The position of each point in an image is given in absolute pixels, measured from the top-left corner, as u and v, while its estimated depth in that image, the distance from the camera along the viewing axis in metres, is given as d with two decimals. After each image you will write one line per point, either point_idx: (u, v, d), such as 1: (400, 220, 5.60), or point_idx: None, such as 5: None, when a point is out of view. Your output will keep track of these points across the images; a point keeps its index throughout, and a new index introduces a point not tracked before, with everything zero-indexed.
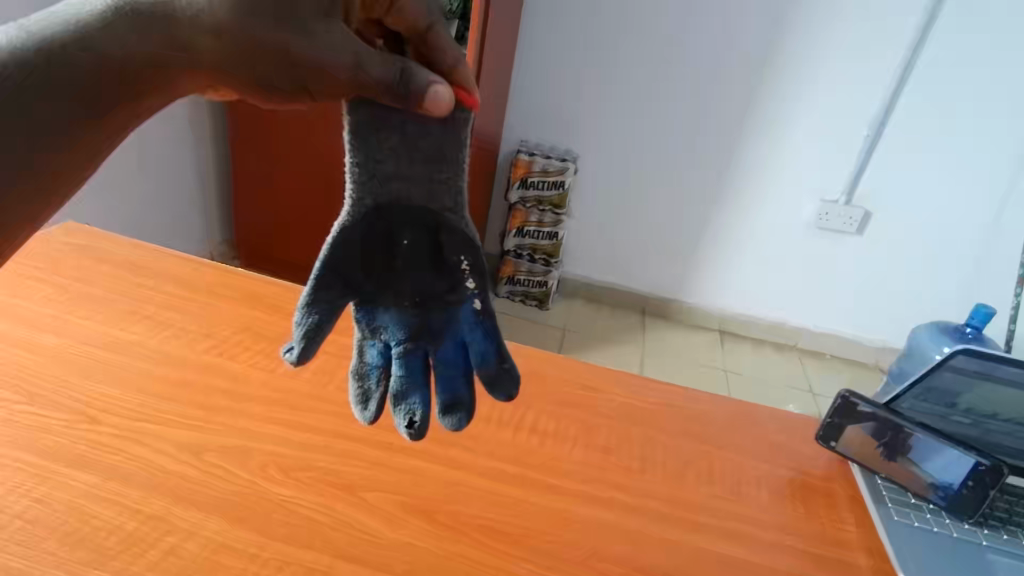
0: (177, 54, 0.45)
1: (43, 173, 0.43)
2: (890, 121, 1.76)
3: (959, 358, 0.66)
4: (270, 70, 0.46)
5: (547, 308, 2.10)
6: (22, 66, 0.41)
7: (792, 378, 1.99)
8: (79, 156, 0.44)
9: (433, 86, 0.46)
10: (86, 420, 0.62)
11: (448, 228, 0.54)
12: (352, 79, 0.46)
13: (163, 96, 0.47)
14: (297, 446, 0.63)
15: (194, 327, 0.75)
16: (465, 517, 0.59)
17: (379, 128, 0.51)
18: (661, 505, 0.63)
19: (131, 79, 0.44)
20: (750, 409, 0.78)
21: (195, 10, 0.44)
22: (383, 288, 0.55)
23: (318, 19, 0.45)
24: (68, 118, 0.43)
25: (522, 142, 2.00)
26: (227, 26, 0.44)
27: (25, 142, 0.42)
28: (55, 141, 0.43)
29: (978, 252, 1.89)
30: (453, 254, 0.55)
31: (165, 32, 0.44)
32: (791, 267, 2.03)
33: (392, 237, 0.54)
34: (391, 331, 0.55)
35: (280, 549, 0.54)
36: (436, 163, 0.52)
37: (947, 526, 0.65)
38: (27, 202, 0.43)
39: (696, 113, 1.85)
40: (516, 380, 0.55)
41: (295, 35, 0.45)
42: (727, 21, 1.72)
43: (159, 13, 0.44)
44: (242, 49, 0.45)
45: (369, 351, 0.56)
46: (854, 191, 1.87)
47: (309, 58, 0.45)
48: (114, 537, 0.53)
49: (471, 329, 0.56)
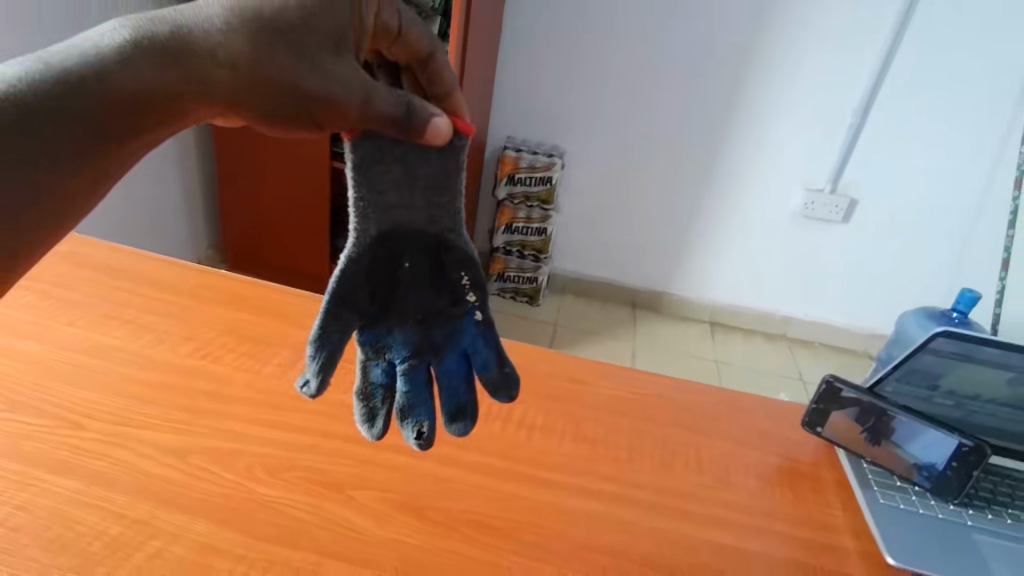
0: (194, 87, 0.45)
1: (55, 198, 0.43)
2: (874, 108, 1.77)
3: (939, 340, 0.67)
4: (280, 97, 0.47)
5: (537, 303, 2.11)
6: (41, 95, 0.41)
7: (782, 366, 2.01)
8: (90, 180, 0.44)
9: (433, 119, 0.48)
10: (68, 425, 0.61)
11: (450, 248, 0.55)
12: (360, 115, 0.47)
13: (175, 127, 0.47)
14: (282, 446, 0.63)
15: (178, 330, 0.75)
16: (452, 512, 0.59)
17: (379, 159, 0.51)
18: (650, 494, 0.64)
19: (145, 113, 0.45)
20: (738, 398, 0.78)
21: (211, 45, 0.45)
22: (388, 313, 0.54)
23: (329, 54, 0.47)
24: (85, 142, 0.43)
25: (509, 139, 1.99)
26: (243, 60, 0.45)
27: (31, 168, 0.41)
28: (69, 165, 0.43)
29: (965, 236, 1.90)
30: (454, 271, 0.55)
31: (184, 67, 0.45)
32: (779, 255, 2.03)
33: (395, 262, 0.54)
34: (396, 351, 0.54)
35: (266, 549, 0.53)
36: (435, 189, 0.53)
37: (933, 507, 0.66)
38: (35, 224, 0.43)
39: (684, 106, 1.86)
40: (517, 381, 0.56)
41: (306, 68, 0.46)
42: (713, 31, 1.74)
43: (176, 47, 0.45)
44: (257, 77, 0.46)
45: (373, 371, 0.55)
46: (840, 180, 1.89)
47: (321, 93, 0.47)
48: (98, 542, 0.52)
49: (472, 339, 0.57)
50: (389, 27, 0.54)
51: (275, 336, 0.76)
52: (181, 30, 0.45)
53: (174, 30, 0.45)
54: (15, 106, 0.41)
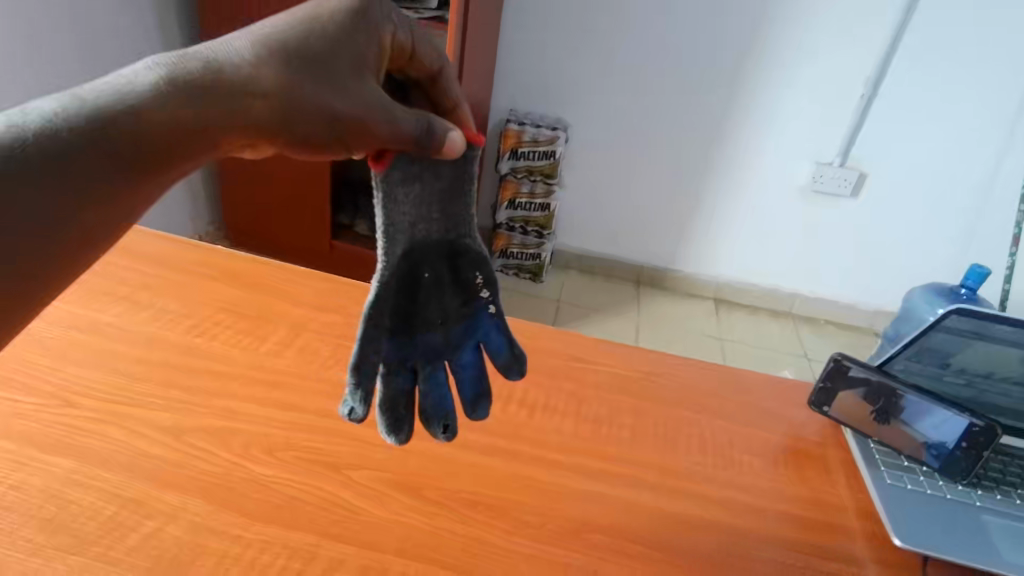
0: (227, 118, 0.45)
1: (72, 239, 0.40)
2: (885, 79, 1.73)
3: (952, 318, 0.65)
4: (310, 122, 0.48)
5: (541, 281, 2.09)
6: (78, 128, 0.40)
7: (787, 343, 2.00)
8: (123, 210, 0.43)
9: (450, 133, 0.49)
10: (62, 404, 0.61)
11: (467, 249, 0.56)
12: (386, 135, 0.48)
13: (198, 160, 0.46)
14: (278, 425, 0.62)
15: (173, 307, 0.73)
16: (452, 492, 0.58)
17: (405, 179, 0.52)
18: (653, 474, 0.63)
19: (172, 146, 0.44)
20: (743, 376, 0.77)
21: (245, 77, 0.46)
22: (412, 325, 0.54)
23: (353, 78, 0.48)
24: (108, 177, 0.41)
25: (511, 112, 1.95)
26: (275, 90, 0.47)
27: (63, 199, 0.40)
28: (102, 195, 0.41)
29: (976, 211, 1.87)
30: (469, 271, 0.56)
31: (215, 98, 0.45)
32: (785, 231, 2.01)
33: (417, 274, 0.54)
34: (418, 359, 0.54)
35: (263, 530, 0.53)
36: (451, 200, 0.54)
37: (941, 488, 0.65)
38: (48, 268, 0.40)
39: (691, 78, 1.81)
40: (525, 361, 0.58)
41: (335, 92, 0.48)
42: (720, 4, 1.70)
43: (212, 81, 0.45)
44: (289, 105, 0.47)
45: (396, 381, 0.53)
46: (849, 154, 1.85)
47: (349, 115, 0.48)
48: (93, 522, 0.52)
49: (485, 329, 0.57)
50: (402, 44, 0.52)
51: (272, 312, 0.75)
52: (215, 65, 0.46)
53: (207, 64, 0.45)
54: (42, 146, 0.39)
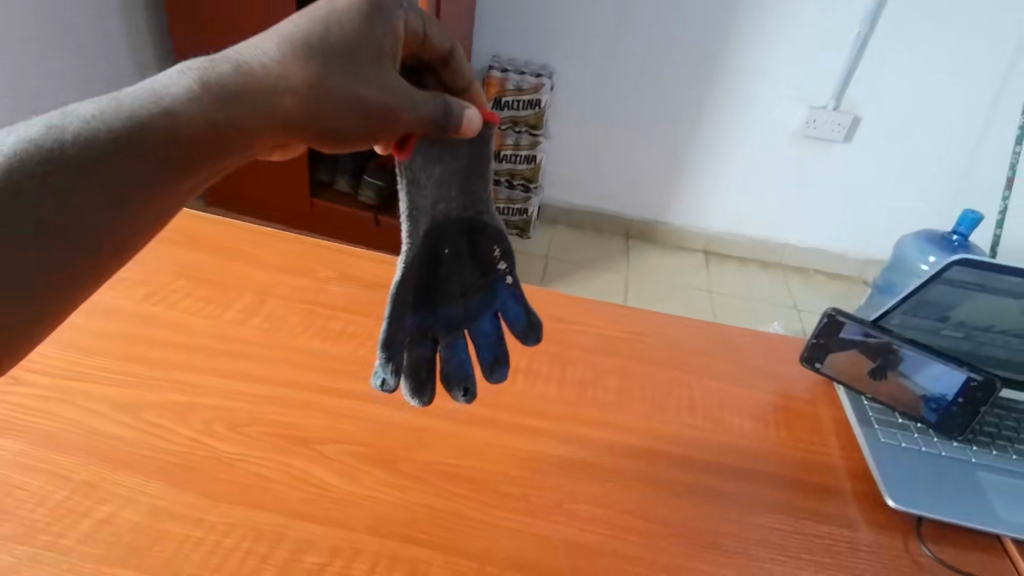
0: (256, 118, 0.43)
1: (108, 244, 0.38)
2: (883, 14, 1.64)
3: (955, 269, 0.62)
4: (339, 113, 0.46)
5: (528, 237, 2.04)
6: (116, 131, 0.38)
7: (776, 294, 1.98)
8: (157, 214, 0.40)
9: (467, 111, 0.48)
10: (10, 381, 0.57)
11: (485, 225, 0.53)
12: (411, 121, 0.47)
13: (229, 162, 0.43)
14: (242, 399, 0.58)
15: (128, 274, 0.69)
16: (428, 464, 0.55)
17: (427, 163, 0.49)
18: (638, 439, 0.60)
19: (208, 147, 0.41)
20: (733, 334, 0.74)
21: (275, 77, 0.44)
22: (432, 299, 0.51)
23: (372, 65, 0.47)
24: (147, 181, 0.39)
25: (494, 58, 1.86)
26: (306, 86, 0.45)
27: (100, 204, 0.37)
28: (140, 200, 0.39)
29: (968, 154, 1.83)
30: (487, 246, 0.54)
31: (244, 99, 0.43)
32: (776, 178, 1.96)
33: (438, 251, 0.51)
34: (440, 330, 0.52)
35: (227, 511, 0.50)
36: (470, 178, 0.52)
37: (935, 445, 0.62)
38: (81, 276, 0.37)
39: (680, 17, 1.72)
40: (540, 327, 0.56)
41: (358, 81, 0.46)
42: None
43: (245, 83, 0.43)
44: (321, 100, 0.45)
45: (419, 351, 0.51)
46: (843, 96, 1.78)
47: (377, 103, 0.46)
48: (42, 508, 0.48)
49: (503, 298, 0.55)
50: (415, 31, 0.51)
51: (236, 278, 0.70)
52: (246, 67, 0.43)
53: (238, 67, 0.43)
54: (80, 149, 0.37)
